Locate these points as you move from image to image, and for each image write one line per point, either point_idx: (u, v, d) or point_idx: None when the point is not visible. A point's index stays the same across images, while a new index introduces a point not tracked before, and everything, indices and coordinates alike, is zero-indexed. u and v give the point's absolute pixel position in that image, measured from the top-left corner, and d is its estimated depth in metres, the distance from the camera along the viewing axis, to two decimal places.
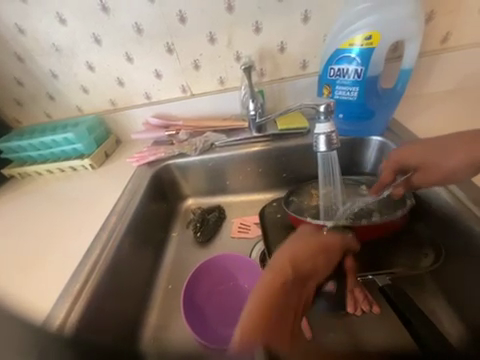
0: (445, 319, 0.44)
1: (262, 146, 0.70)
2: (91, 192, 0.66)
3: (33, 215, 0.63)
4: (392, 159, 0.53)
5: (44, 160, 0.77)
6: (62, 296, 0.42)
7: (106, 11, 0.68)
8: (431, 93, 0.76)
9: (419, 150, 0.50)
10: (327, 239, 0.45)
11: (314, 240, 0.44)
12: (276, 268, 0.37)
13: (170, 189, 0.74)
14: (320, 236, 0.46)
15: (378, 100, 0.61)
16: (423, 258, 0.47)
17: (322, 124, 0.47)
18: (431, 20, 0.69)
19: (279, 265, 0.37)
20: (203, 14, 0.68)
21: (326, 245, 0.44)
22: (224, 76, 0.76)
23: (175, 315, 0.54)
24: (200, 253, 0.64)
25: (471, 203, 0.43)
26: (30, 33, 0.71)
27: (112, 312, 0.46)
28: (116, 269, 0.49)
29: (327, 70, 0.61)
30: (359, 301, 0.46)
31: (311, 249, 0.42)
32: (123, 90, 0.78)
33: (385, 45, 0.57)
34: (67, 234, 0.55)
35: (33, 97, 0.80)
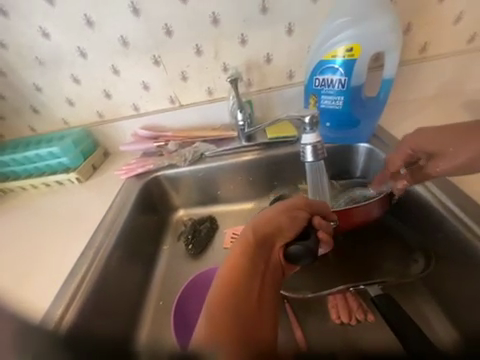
0: (438, 325, 0.45)
1: (251, 155, 0.71)
2: (77, 207, 0.64)
3: (15, 233, 0.61)
4: (401, 154, 0.53)
5: (28, 175, 0.75)
6: (44, 321, 0.40)
7: (91, 24, 0.68)
8: (414, 99, 0.78)
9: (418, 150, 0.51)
10: (287, 211, 0.43)
11: (273, 215, 0.43)
12: (232, 261, 0.38)
13: (160, 201, 0.72)
14: (281, 209, 0.43)
15: (363, 108, 0.63)
16: (413, 265, 0.49)
17: (309, 135, 0.48)
18: (409, 32, 0.72)
19: (235, 256, 0.38)
20: (189, 27, 0.69)
21: (286, 218, 0.42)
22: (212, 86, 0.76)
23: (167, 333, 0.52)
24: (191, 266, 0.62)
25: (456, 207, 0.44)
26: (12, 47, 0.70)
27: (99, 334, 0.44)
28: (103, 288, 0.47)
29: (313, 80, 0.62)
30: (353, 310, 0.47)
31: (266, 226, 0.41)
32: (111, 102, 0.77)
33: (367, 56, 0.58)
34: (51, 252, 0.53)
35: (16, 111, 0.78)
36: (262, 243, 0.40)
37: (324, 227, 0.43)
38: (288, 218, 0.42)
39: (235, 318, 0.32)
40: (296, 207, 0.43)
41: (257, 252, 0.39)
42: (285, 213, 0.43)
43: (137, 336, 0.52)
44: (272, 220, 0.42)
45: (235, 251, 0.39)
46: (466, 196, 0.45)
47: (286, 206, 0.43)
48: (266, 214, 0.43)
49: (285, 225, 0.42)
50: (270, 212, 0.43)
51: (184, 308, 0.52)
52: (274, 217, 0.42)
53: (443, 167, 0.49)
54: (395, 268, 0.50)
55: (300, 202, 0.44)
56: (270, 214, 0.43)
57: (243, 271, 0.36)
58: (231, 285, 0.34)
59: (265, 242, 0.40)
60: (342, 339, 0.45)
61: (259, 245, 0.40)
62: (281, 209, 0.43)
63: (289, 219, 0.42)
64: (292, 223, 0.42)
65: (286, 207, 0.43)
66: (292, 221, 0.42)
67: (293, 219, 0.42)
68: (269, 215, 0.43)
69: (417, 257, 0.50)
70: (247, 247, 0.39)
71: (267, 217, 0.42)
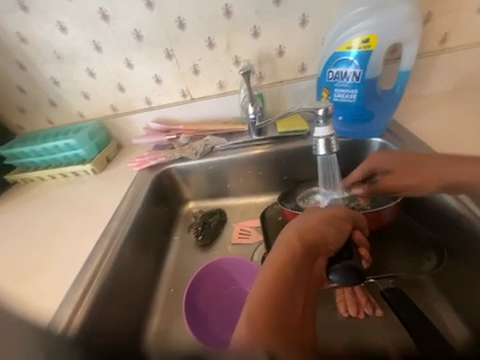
0: (449, 321, 0.44)
1: (262, 149, 0.71)
2: (93, 197, 0.67)
3: (36, 220, 0.64)
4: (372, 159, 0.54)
5: (46, 166, 0.78)
6: (65, 301, 0.42)
7: (106, 19, 0.69)
8: (431, 94, 0.76)
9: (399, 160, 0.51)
10: (332, 219, 0.41)
11: (318, 223, 0.40)
12: (277, 262, 0.34)
13: (171, 193, 0.74)
14: (325, 217, 0.41)
15: (378, 103, 0.61)
16: (425, 261, 0.48)
17: (321, 128, 0.47)
18: (429, 22, 0.69)
19: (281, 257, 0.35)
20: (201, 20, 0.69)
21: (332, 227, 0.40)
22: (223, 80, 0.76)
23: (178, 319, 0.54)
24: (201, 256, 0.64)
25: (471, 204, 0.43)
26: (31, 42, 0.73)
27: (115, 316, 0.46)
28: (119, 274, 0.49)
29: (326, 73, 0.61)
30: (361, 304, 0.47)
31: (313, 232, 0.39)
32: (124, 96, 0.79)
33: (384, 48, 0.57)
34: (69, 239, 0.55)
35: (35, 104, 0.81)
36: (309, 250, 0.37)
37: (362, 244, 0.43)
38: (332, 230, 0.40)
39: (277, 321, 0.29)
40: (339, 218, 0.42)
41: (302, 259, 0.36)
42: (329, 224, 0.40)
43: (150, 320, 0.54)
44: (318, 230, 0.39)
45: (278, 255, 0.35)
46: None
47: (330, 217, 0.42)
48: (308, 221, 0.40)
49: (330, 236, 0.40)
50: (313, 220, 0.40)
51: (195, 303, 0.53)
52: (320, 226, 0.40)
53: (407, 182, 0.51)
54: (406, 264, 0.49)
55: (342, 214, 0.43)
56: (314, 222, 0.40)
57: (288, 278, 0.33)
58: (276, 290, 0.31)
59: (310, 250, 0.37)
60: (350, 332, 0.46)
61: (304, 252, 0.36)
62: (325, 219, 0.41)
63: (333, 230, 0.40)
64: (336, 235, 0.40)
65: (329, 217, 0.41)
66: (336, 234, 0.40)
67: (337, 232, 0.41)
68: (313, 223, 0.40)
69: (429, 254, 0.49)
70: (293, 253, 0.35)
71: (311, 225, 0.39)
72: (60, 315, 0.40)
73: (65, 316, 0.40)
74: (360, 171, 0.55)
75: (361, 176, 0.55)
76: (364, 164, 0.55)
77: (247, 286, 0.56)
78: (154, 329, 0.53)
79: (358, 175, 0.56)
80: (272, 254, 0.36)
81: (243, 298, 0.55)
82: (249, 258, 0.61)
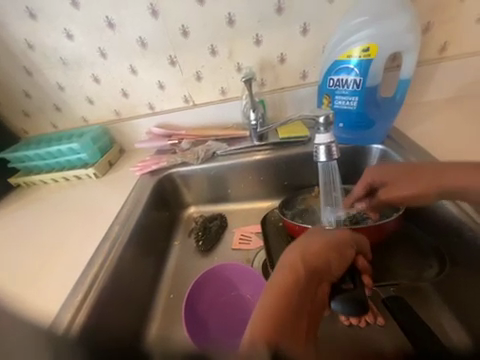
0: (452, 331, 0.44)
1: (263, 155, 0.71)
2: (95, 201, 0.67)
3: (38, 223, 0.64)
4: (375, 173, 0.52)
5: (50, 169, 0.79)
6: (64, 306, 0.42)
7: (112, 27, 0.71)
8: (431, 101, 0.76)
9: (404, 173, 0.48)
10: (337, 243, 0.41)
11: (323, 246, 0.40)
12: (280, 286, 0.34)
13: (172, 197, 0.74)
14: (330, 240, 0.41)
15: (378, 110, 0.62)
16: (427, 269, 0.48)
17: (322, 135, 0.47)
18: (428, 31, 0.70)
19: (284, 281, 0.35)
20: (204, 28, 0.71)
21: (336, 252, 0.40)
22: (225, 87, 0.77)
23: (177, 325, 0.54)
24: (201, 262, 0.64)
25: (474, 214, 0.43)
26: (39, 49, 0.74)
27: (114, 322, 0.46)
28: (119, 279, 0.49)
29: (327, 80, 0.62)
30: (362, 313, 0.46)
31: (317, 256, 0.38)
32: (128, 101, 0.80)
33: (384, 57, 0.57)
34: (70, 242, 0.55)
35: (41, 108, 0.83)
36: (313, 275, 0.36)
37: (366, 271, 0.42)
38: (337, 255, 0.39)
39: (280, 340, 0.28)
40: (343, 243, 0.41)
41: (306, 284, 0.35)
42: (334, 250, 0.40)
43: (149, 326, 0.53)
44: (322, 254, 0.39)
45: (281, 279, 0.35)
46: None
47: (335, 241, 0.41)
48: (312, 245, 0.40)
49: (334, 262, 0.39)
50: (317, 244, 0.40)
51: (195, 308, 0.53)
52: (324, 250, 0.39)
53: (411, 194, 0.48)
54: (408, 272, 0.49)
55: (347, 238, 0.42)
56: (319, 246, 0.39)
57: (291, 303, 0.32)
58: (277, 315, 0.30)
59: (313, 275, 0.36)
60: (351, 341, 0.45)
61: (308, 278, 0.36)
62: (330, 244, 0.40)
63: (337, 257, 0.39)
64: (341, 261, 0.39)
65: (333, 242, 0.41)
66: (341, 260, 0.39)
67: (341, 257, 0.40)
68: (317, 248, 0.39)
69: (431, 262, 0.49)
70: (296, 278, 0.35)
71: (315, 250, 0.39)
72: (58, 321, 0.40)
73: (63, 321, 0.40)
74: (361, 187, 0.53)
75: (362, 192, 0.54)
76: (367, 178, 0.52)
77: (249, 293, 0.55)
78: (153, 336, 0.53)
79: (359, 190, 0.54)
80: (275, 277, 0.35)
81: (244, 306, 0.55)
82: (250, 264, 0.60)
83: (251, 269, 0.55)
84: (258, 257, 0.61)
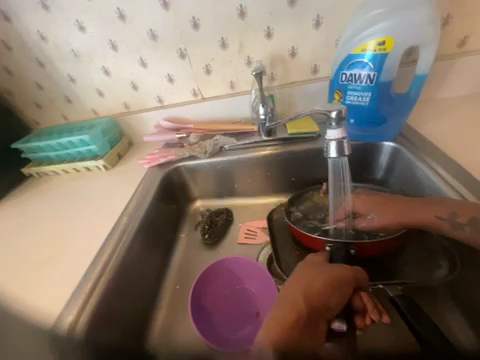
0: (461, 333, 0.43)
1: (270, 150, 0.71)
2: (104, 192, 0.69)
3: (50, 212, 0.66)
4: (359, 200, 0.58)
5: (61, 160, 0.81)
6: (75, 293, 0.43)
7: (123, 18, 0.71)
8: (447, 98, 0.74)
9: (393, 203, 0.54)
10: (338, 279, 0.40)
11: (322, 284, 0.40)
12: (281, 322, 0.37)
13: (180, 191, 0.75)
14: (330, 276, 0.41)
15: (391, 106, 0.60)
16: (437, 269, 0.48)
17: (334, 131, 0.46)
18: (447, 25, 0.67)
19: (284, 318, 0.37)
20: (215, 20, 0.70)
21: (337, 288, 0.40)
22: (235, 80, 0.77)
23: (183, 315, 0.55)
24: (207, 254, 0.65)
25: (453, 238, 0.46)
26: (51, 40, 0.75)
27: (122, 310, 0.47)
28: (127, 268, 0.50)
29: (339, 75, 0.61)
30: (368, 312, 0.44)
31: (316, 295, 0.39)
32: (137, 94, 0.81)
33: (400, 51, 0.55)
34: (80, 232, 0.57)
35: (52, 100, 0.84)
36: (312, 314, 0.38)
37: (361, 310, 0.44)
38: (336, 294, 0.39)
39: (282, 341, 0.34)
40: (346, 280, 0.41)
41: (306, 323, 0.37)
42: (335, 288, 0.40)
43: (155, 315, 0.55)
44: (321, 294, 0.39)
45: (282, 315, 0.38)
46: None
47: (338, 278, 0.40)
48: (314, 282, 0.40)
49: (334, 301, 0.39)
50: (319, 281, 0.40)
51: (200, 301, 0.54)
52: (324, 289, 0.39)
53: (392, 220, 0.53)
54: (416, 272, 0.49)
55: (348, 276, 0.41)
56: (320, 284, 0.40)
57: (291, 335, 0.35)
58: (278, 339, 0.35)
59: (313, 314, 0.38)
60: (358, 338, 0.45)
61: (308, 316, 0.37)
62: (332, 281, 0.40)
63: (338, 296, 0.40)
64: (341, 299, 0.39)
65: (335, 279, 0.40)
66: (341, 299, 0.40)
67: (342, 295, 0.40)
68: (318, 285, 0.40)
69: (441, 262, 0.48)
70: (297, 316, 0.37)
71: (316, 288, 0.40)
72: (70, 307, 0.41)
73: (74, 308, 0.41)
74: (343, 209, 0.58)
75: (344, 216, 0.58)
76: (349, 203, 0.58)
77: (255, 287, 0.56)
78: (159, 325, 0.54)
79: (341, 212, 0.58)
80: (276, 314, 0.38)
81: (250, 300, 0.55)
82: (255, 258, 0.61)
83: (257, 264, 0.55)
84: (264, 251, 0.62)
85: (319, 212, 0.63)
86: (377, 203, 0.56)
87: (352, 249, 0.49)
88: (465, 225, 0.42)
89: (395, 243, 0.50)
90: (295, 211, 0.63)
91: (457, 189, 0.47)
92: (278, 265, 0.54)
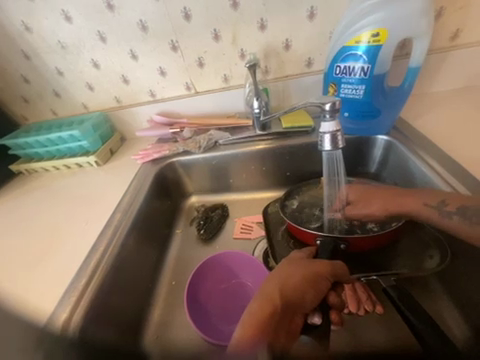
0: (452, 321, 0.44)
1: (265, 145, 0.70)
2: (96, 189, 0.67)
3: (41, 210, 0.65)
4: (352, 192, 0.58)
5: (51, 157, 0.79)
6: (68, 291, 0.42)
7: (112, 8, 0.68)
8: (438, 92, 0.75)
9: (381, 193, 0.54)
10: (316, 273, 0.41)
11: (299, 279, 0.40)
12: (255, 317, 0.35)
13: (174, 186, 0.74)
14: (308, 271, 0.41)
15: (385, 99, 0.60)
16: (428, 260, 0.48)
17: (327, 123, 0.46)
18: (440, 17, 0.67)
19: (259, 312, 0.36)
20: (207, 11, 0.68)
21: (314, 283, 0.40)
22: (228, 73, 0.75)
23: (179, 311, 0.55)
24: (203, 250, 0.64)
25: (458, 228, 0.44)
26: (36, 32, 0.72)
27: (117, 308, 0.46)
28: (121, 265, 0.49)
29: (333, 68, 0.60)
30: (362, 300, 0.46)
31: (293, 290, 0.38)
32: (128, 88, 0.79)
33: (393, 43, 0.55)
34: (72, 229, 0.56)
35: (40, 94, 0.81)
36: (288, 309, 0.37)
37: (335, 305, 0.43)
38: (313, 289, 0.39)
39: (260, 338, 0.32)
40: (323, 275, 0.41)
41: (281, 318, 0.36)
42: (311, 284, 0.39)
43: (151, 312, 0.54)
44: (298, 288, 0.39)
45: (258, 311, 0.36)
46: None
47: (315, 274, 0.40)
48: (292, 278, 0.40)
49: (310, 296, 0.39)
50: (297, 276, 0.40)
51: (197, 295, 0.53)
52: (301, 284, 0.39)
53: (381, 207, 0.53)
54: (407, 262, 0.49)
55: (325, 271, 0.41)
56: (298, 278, 0.40)
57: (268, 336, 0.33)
58: (257, 341, 0.32)
59: (289, 308, 0.37)
60: (351, 332, 0.46)
61: (283, 309, 0.37)
62: (309, 276, 0.40)
63: (314, 291, 0.39)
64: (316, 294, 0.39)
65: (313, 275, 0.40)
66: (317, 295, 0.40)
67: (317, 291, 0.40)
68: (295, 280, 0.40)
69: (431, 252, 0.49)
70: (272, 309, 0.36)
71: (293, 282, 0.39)
72: (63, 304, 0.40)
73: (67, 306, 0.40)
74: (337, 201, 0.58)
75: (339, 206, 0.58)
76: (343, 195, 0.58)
77: (250, 281, 0.57)
78: (155, 321, 0.53)
79: (336, 203, 0.58)
80: (252, 308, 0.37)
81: (246, 294, 0.56)
82: (251, 252, 0.61)
83: (251, 257, 0.56)
84: (259, 246, 0.62)
85: (315, 207, 0.63)
86: (371, 193, 0.56)
87: (341, 244, 0.50)
88: (456, 216, 0.43)
89: (388, 236, 0.51)
90: (291, 205, 0.64)
91: (448, 181, 0.47)
92: (273, 260, 0.54)
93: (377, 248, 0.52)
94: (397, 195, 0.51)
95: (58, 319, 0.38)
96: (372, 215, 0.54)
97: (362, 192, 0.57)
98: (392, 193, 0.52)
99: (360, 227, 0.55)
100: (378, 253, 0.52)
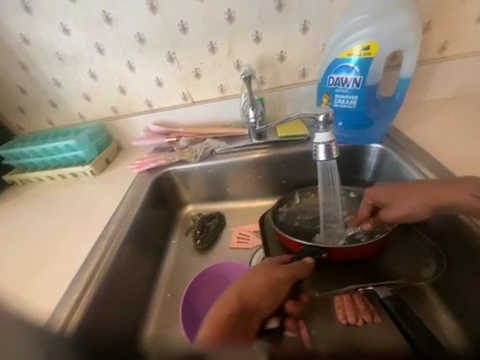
0: (452, 332, 0.44)
1: (261, 154, 0.71)
2: (91, 199, 0.66)
3: (34, 221, 0.63)
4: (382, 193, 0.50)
5: (45, 166, 0.78)
6: (60, 305, 0.41)
7: (109, 21, 0.69)
8: (430, 101, 0.76)
9: (422, 188, 0.46)
10: (276, 277, 0.42)
11: (260, 283, 0.41)
12: (215, 323, 0.35)
13: (170, 195, 0.74)
14: (270, 276, 0.42)
15: (378, 109, 0.61)
16: (424, 269, 0.48)
17: (322, 133, 0.46)
18: (428, 30, 0.70)
19: (220, 317, 0.36)
20: (203, 25, 0.70)
21: (273, 287, 0.41)
22: (224, 84, 0.77)
23: (175, 324, 0.53)
24: (199, 260, 0.63)
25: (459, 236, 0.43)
26: (34, 43, 0.73)
27: (111, 321, 0.45)
28: (116, 278, 0.48)
29: (327, 78, 0.61)
30: (359, 311, 0.47)
31: (252, 295, 0.39)
32: (125, 98, 0.79)
33: (384, 56, 0.57)
34: (65, 241, 0.55)
35: (36, 104, 0.81)
36: (247, 313, 0.38)
37: (292, 314, 0.45)
38: (271, 294, 0.41)
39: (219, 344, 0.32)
40: (283, 280, 0.42)
41: (239, 322, 0.37)
42: (271, 288, 0.41)
43: (146, 325, 0.52)
44: (258, 292, 0.40)
45: (220, 315, 0.37)
46: None
47: (275, 278, 0.42)
48: (255, 283, 0.41)
49: (267, 300, 0.40)
50: (257, 280, 0.41)
51: (192, 307, 0.52)
52: (260, 289, 0.40)
53: (419, 204, 0.45)
54: (405, 271, 0.49)
55: (285, 276, 0.42)
56: (259, 282, 0.41)
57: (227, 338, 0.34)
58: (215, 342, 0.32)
59: (249, 310, 0.38)
60: (349, 340, 0.45)
61: (244, 311, 0.38)
62: (270, 280, 0.41)
63: (272, 295, 0.41)
64: (274, 298, 0.41)
65: (273, 280, 0.41)
66: (276, 297, 0.41)
67: (275, 295, 0.41)
68: (257, 283, 0.40)
69: (429, 261, 0.49)
70: (235, 311, 0.37)
71: (254, 287, 0.40)
72: (53, 319, 0.39)
73: (58, 321, 0.39)
74: (365, 207, 0.53)
75: (367, 212, 0.53)
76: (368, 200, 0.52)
77: None
78: (150, 335, 0.52)
79: (363, 211, 0.54)
80: (215, 312, 0.37)
81: None
82: (248, 262, 0.60)
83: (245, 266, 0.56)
84: (256, 255, 0.61)
85: (308, 214, 0.64)
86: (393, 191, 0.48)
87: (322, 254, 0.50)
88: None
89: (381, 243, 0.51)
90: (284, 213, 0.64)
91: None
92: None
93: (371, 256, 0.52)
94: (436, 188, 0.44)
95: (56, 322, 0.39)
96: (413, 214, 0.46)
97: (394, 193, 0.48)
98: (430, 185, 0.45)
99: (349, 236, 0.56)
100: (374, 263, 0.52)
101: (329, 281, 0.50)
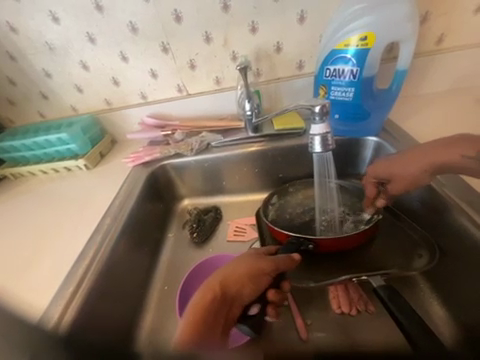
0: (441, 320, 0.45)
1: (258, 147, 0.70)
2: (85, 193, 0.66)
3: (27, 215, 0.62)
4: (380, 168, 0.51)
5: (37, 160, 0.76)
6: (55, 298, 0.41)
7: (100, 9, 0.67)
8: (426, 94, 0.77)
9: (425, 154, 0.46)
10: (257, 267, 0.42)
11: (241, 273, 0.41)
12: (195, 312, 0.36)
13: (166, 189, 0.73)
14: (251, 266, 0.42)
15: (373, 101, 0.61)
16: (417, 258, 0.49)
17: (318, 125, 0.46)
18: (426, 22, 0.69)
19: (200, 305, 0.37)
20: (199, 14, 0.68)
21: (254, 277, 0.41)
22: (220, 76, 0.75)
23: (172, 315, 0.54)
24: (195, 253, 0.64)
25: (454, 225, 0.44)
26: (22, 32, 0.70)
27: (107, 313, 0.45)
28: (111, 271, 0.48)
29: (324, 70, 0.61)
30: (353, 301, 0.48)
31: (232, 284, 0.39)
32: (119, 90, 0.78)
33: (380, 47, 0.57)
34: (60, 235, 0.54)
35: (26, 96, 0.79)
36: (227, 302, 0.38)
37: (274, 302, 0.41)
38: (252, 283, 0.40)
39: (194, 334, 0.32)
40: (264, 270, 0.42)
41: (219, 310, 0.37)
42: (251, 277, 0.41)
43: (143, 317, 0.53)
44: (238, 282, 0.40)
45: (199, 300, 0.38)
46: (474, 191, 0.44)
47: (256, 268, 0.41)
48: (235, 272, 0.41)
49: (248, 289, 0.40)
50: (239, 270, 0.41)
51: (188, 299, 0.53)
52: (240, 278, 0.40)
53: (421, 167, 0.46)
54: (398, 261, 0.50)
55: (267, 266, 0.42)
56: (240, 271, 0.41)
57: (204, 322, 0.35)
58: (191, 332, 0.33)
59: (227, 297, 0.38)
60: (343, 329, 0.46)
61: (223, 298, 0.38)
62: (251, 270, 0.41)
63: (253, 284, 0.40)
64: (255, 287, 0.40)
65: (254, 270, 0.41)
66: (256, 287, 0.40)
67: (256, 284, 0.40)
68: (237, 272, 0.41)
69: (422, 251, 0.49)
70: (213, 296, 0.38)
71: (235, 276, 0.40)
72: (49, 312, 0.39)
73: (53, 315, 0.39)
74: (370, 187, 0.54)
75: (374, 190, 0.54)
76: (369, 178, 0.53)
77: None
78: (146, 327, 0.52)
79: (370, 190, 0.54)
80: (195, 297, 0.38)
81: None
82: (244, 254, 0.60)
83: None
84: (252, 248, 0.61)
85: (298, 207, 0.65)
86: (394, 163, 0.49)
87: (311, 244, 0.50)
88: None
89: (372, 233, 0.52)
90: (275, 206, 0.64)
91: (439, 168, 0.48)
92: None
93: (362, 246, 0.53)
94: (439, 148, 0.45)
95: (49, 319, 0.38)
96: (418, 179, 0.47)
97: (392, 165, 0.49)
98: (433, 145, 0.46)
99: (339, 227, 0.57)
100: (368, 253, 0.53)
101: (323, 271, 0.51)
